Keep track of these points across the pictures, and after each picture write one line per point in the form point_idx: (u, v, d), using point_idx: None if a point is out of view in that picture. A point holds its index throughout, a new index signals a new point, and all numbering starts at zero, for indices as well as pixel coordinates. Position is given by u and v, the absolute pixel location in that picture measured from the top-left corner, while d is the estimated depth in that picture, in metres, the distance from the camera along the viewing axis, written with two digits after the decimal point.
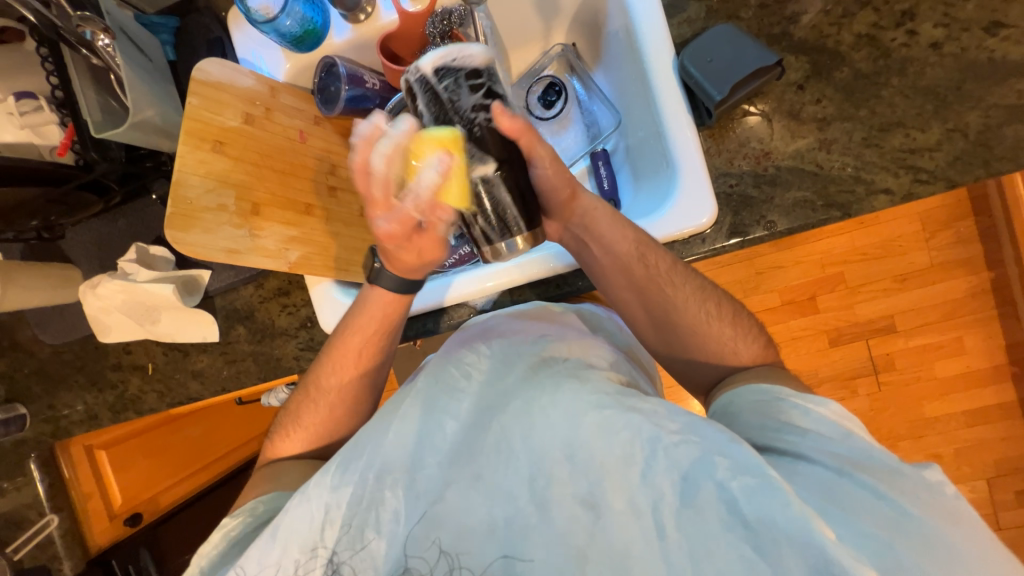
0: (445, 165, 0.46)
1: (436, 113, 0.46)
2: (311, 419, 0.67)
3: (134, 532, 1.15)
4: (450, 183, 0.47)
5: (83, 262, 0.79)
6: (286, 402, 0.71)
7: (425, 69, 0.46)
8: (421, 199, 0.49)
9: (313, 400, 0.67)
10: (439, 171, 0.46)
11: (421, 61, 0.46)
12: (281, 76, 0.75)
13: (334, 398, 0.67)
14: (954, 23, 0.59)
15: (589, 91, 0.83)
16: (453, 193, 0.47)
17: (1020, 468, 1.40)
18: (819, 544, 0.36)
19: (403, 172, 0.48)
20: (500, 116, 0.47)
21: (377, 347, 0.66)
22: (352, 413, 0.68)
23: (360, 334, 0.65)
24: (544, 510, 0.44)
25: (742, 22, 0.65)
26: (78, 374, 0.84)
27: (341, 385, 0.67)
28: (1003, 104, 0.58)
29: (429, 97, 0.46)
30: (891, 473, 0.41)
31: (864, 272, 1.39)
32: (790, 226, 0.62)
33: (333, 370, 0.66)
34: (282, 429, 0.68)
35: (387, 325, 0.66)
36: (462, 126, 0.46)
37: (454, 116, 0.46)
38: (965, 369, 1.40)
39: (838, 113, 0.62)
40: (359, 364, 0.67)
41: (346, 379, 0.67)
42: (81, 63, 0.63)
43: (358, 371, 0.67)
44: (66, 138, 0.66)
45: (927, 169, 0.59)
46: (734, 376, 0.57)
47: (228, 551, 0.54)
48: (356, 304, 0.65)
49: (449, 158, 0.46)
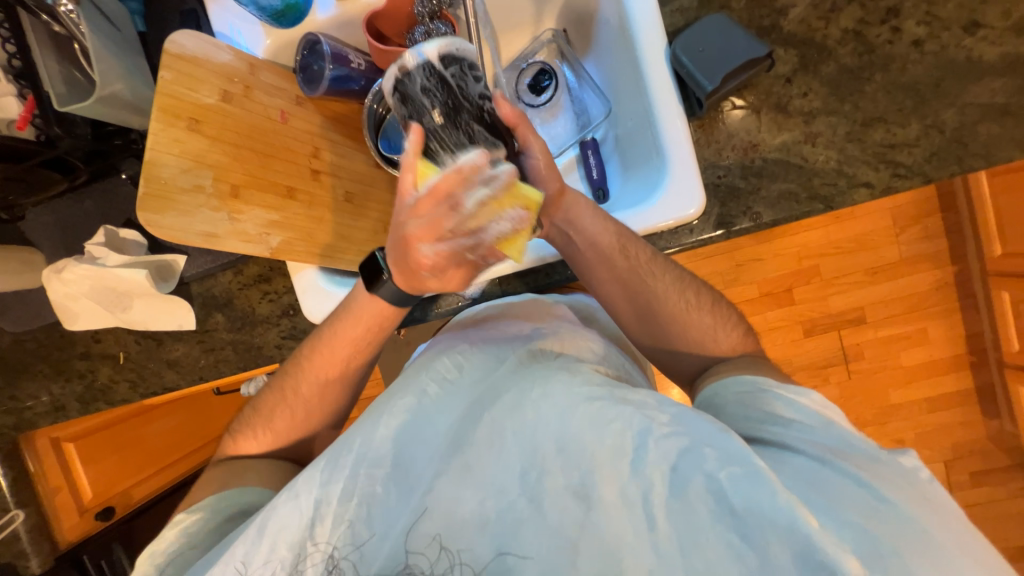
0: (521, 220, 0.47)
1: (447, 99, 0.51)
2: (284, 425, 0.65)
3: (106, 526, 1.10)
4: (520, 233, 0.48)
5: (45, 245, 0.75)
6: (253, 400, 0.68)
7: (431, 55, 0.50)
8: (483, 244, 0.49)
9: (287, 403, 0.65)
10: (514, 225, 0.47)
11: (426, 46, 0.50)
12: (261, 53, 0.72)
13: (310, 403, 0.66)
14: (935, 22, 0.60)
15: (579, 78, 0.83)
16: (517, 245, 0.49)
17: (974, 451, 1.49)
18: (804, 532, 0.36)
19: (484, 213, 0.46)
20: (501, 104, 0.53)
21: (359, 356, 0.65)
22: (327, 416, 0.68)
23: (343, 342, 0.63)
24: (536, 503, 0.44)
25: (733, 13, 0.65)
26: (42, 363, 0.80)
27: (319, 393, 0.66)
28: (977, 102, 0.60)
29: (438, 82, 0.50)
30: (868, 460, 0.42)
31: (839, 265, 1.44)
32: (774, 218, 0.64)
33: (311, 377, 0.65)
34: (248, 428, 0.66)
35: (373, 335, 0.63)
36: (473, 112, 0.51)
37: (464, 101, 0.51)
38: (928, 358, 1.47)
39: (823, 107, 0.63)
40: (340, 373, 0.65)
41: (325, 388, 0.65)
42: (41, 30, 0.59)
43: (339, 379, 0.66)
44: (25, 111, 0.61)
45: (904, 164, 0.61)
46: (714, 367, 0.59)
47: (187, 549, 0.52)
48: (343, 310, 0.62)
49: (528, 215, 0.47)
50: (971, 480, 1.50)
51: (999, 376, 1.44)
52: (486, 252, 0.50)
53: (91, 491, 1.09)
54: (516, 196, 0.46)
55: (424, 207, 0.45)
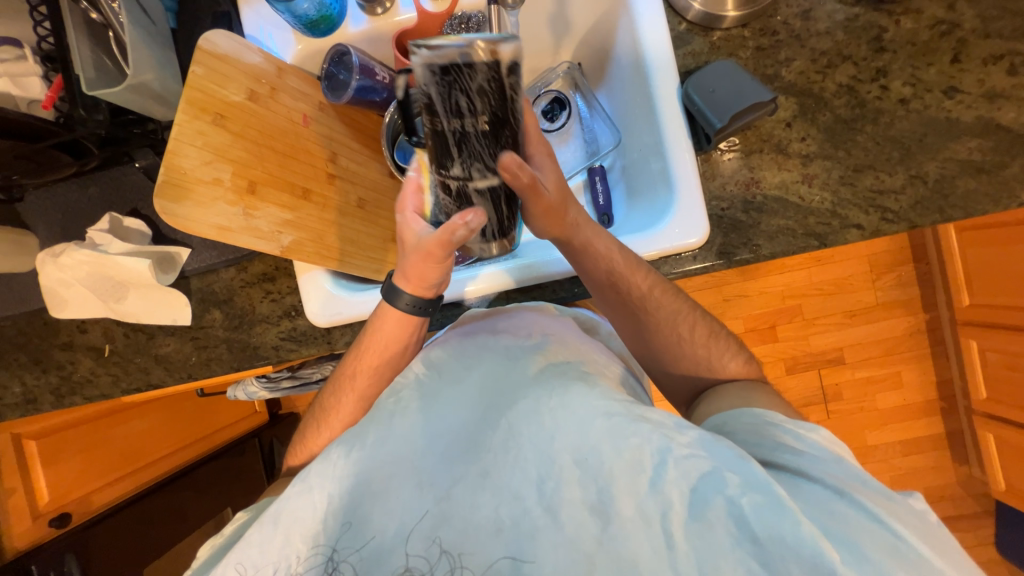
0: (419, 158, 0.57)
1: (497, 113, 0.39)
2: (315, 441, 0.64)
3: (62, 534, 1.02)
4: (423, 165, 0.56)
5: (41, 229, 0.73)
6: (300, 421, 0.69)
7: (504, 53, 0.36)
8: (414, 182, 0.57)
9: (320, 424, 0.65)
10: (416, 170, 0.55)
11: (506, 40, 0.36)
12: (290, 58, 0.74)
13: (337, 424, 0.64)
14: (919, 84, 0.67)
15: (591, 109, 0.88)
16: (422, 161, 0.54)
17: (946, 495, 1.53)
18: (828, 566, 0.38)
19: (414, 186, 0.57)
20: (508, 170, 0.43)
21: (379, 376, 0.64)
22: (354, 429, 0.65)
23: (361, 360, 0.63)
24: (552, 515, 0.45)
25: (740, 61, 0.70)
26: (19, 352, 0.76)
27: (340, 409, 0.64)
28: (957, 158, 0.65)
29: (496, 91, 0.37)
30: (884, 497, 0.44)
31: (821, 306, 1.50)
32: (772, 251, 0.67)
33: (335, 393, 0.65)
34: (294, 446, 0.67)
35: (395, 356, 0.63)
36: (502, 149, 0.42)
37: (502, 132, 0.41)
38: (903, 401, 1.53)
39: (819, 152, 0.68)
40: (364, 395, 0.64)
41: (346, 404, 0.64)
42: (78, 17, 0.60)
43: (362, 391, 0.64)
44: (51, 91, 0.62)
45: (892, 210, 0.66)
46: (714, 397, 0.60)
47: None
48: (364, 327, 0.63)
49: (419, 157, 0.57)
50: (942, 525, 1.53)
51: (968, 423, 1.49)
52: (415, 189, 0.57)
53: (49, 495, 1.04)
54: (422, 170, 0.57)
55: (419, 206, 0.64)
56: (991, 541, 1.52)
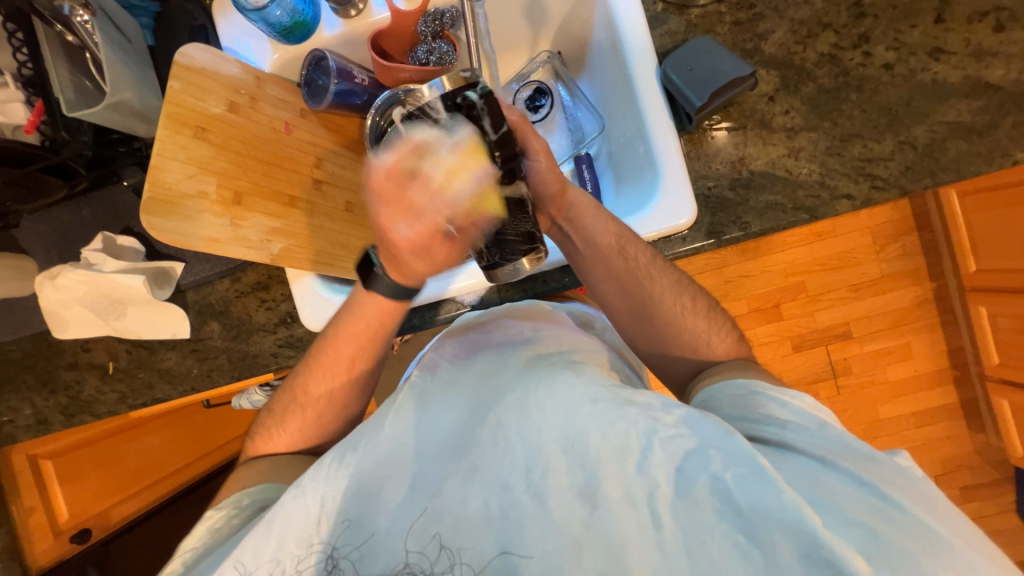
0: (484, 175, 0.47)
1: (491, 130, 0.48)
2: (299, 423, 0.66)
3: (82, 548, 1.10)
4: (488, 190, 0.48)
5: (39, 252, 0.74)
6: (268, 402, 0.69)
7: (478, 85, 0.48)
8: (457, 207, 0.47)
9: (301, 407, 0.66)
10: (479, 186, 0.47)
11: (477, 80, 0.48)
12: (267, 67, 0.74)
13: (322, 404, 0.66)
14: (902, 47, 0.65)
15: (573, 97, 0.87)
16: (490, 201, 0.48)
17: (964, 465, 1.51)
18: (810, 530, 0.38)
19: (445, 178, 0.46)
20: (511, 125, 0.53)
21: (358, 359, 0.64)
22: (336, 420, 0.67)
23: (342, 352, 0.63)
24: (540, 501, 0.46)
25: (718, 37, 0.69)
26: (26, 374, 0.78)
27: (328, 392, 0.65)
28: (946, 120, 0.64)
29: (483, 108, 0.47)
30: (866, 460, 0.44)
31: (824, 281, 1.48)
32: (762, 227, 0.66)
33: (320, 378, 0.65)
34: (266, 430, 0.67)
35: (380, 330, 0.62)
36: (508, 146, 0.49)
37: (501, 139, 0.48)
38: (914, 372, 1.51)
39: (804, 124, 0.67)
40: (346, 376, 0.65)
41: (334, 387, 0.65)
42: (54, 40, 0.62)
43: (346, 370, 0.64)
44: (33, 116, 0.64)
45: (882, 177, 0.65)
46: (709, 370, 0.60)
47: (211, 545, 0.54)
48: (347, 307, 0.61)
49: (490, 169, 0.47)
50: (961, 495, 1.51)
51: (982, 391, 1.47)
52: (464, 219, 0.48)
53: (68, 512, 1.10)
54: (468, 157, 0.46)
55: (384, 189, 0.46)
56: (1012, 508, 1.49)
